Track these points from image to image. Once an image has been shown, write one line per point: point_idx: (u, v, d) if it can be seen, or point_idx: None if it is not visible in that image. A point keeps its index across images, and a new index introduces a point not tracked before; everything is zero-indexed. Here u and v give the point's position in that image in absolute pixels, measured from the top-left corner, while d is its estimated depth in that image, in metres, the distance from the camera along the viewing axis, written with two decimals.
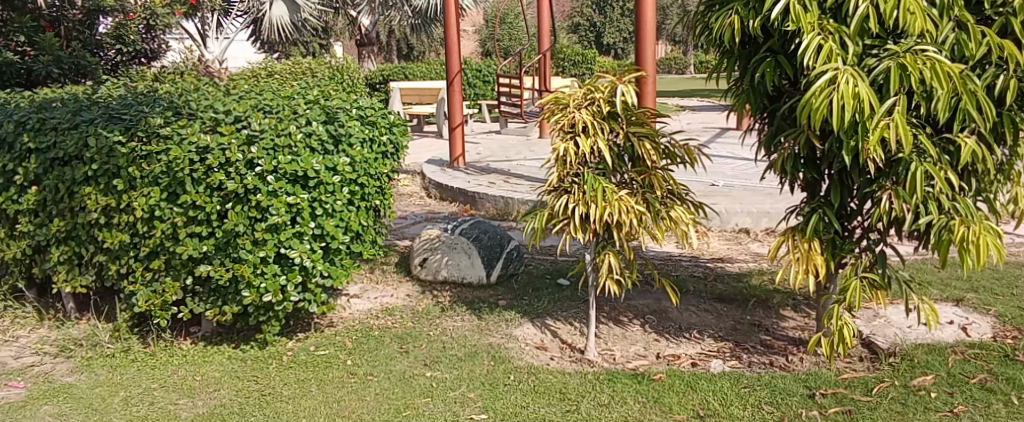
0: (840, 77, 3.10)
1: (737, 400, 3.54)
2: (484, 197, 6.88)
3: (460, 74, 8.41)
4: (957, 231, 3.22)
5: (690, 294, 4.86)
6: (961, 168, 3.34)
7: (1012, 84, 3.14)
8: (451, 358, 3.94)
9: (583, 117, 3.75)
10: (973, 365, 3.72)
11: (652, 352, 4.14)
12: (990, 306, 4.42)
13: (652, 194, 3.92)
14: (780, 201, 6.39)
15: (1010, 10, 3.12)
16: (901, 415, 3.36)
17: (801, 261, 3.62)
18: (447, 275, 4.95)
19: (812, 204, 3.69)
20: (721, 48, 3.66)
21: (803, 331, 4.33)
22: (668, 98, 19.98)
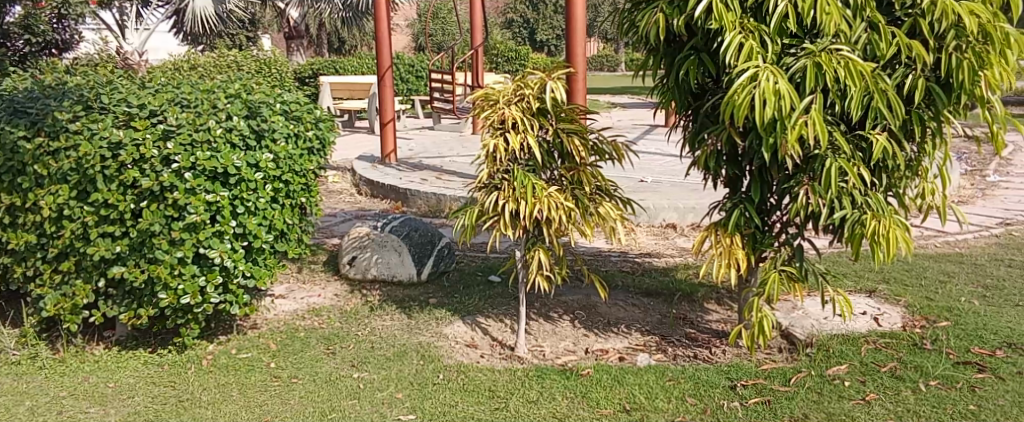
0: (761, 75, 3.17)
1: (662, 393, 3.59)
2: (415, 194, 6.84)
3: (391, 69, 8.32)
4: (869, 225, 3.34)
5: (618, 289, 4.92)
6: (873, 164, 3.46)
7: (920, 83, 3.25)
8: (379, 359, 3.90)
9: (513, 113, 3.75)
10: (884, 354, 3.87)
11: (581, 347, 4.18)
12: (900, 297, 4.60)
13: (581, 190, 3.94)
14: (705, 197, 6.53)
15: (918, 11, 3.22)
16: (817, 404, 3.46)
17: (723, 255, 3.72)
18: (377, 273, 4.89)
19: (734, 199, 3.77)
20: (646, 46, 3.71)
21: (726, 324, 4.43)
22: (600, 95, 20.23)
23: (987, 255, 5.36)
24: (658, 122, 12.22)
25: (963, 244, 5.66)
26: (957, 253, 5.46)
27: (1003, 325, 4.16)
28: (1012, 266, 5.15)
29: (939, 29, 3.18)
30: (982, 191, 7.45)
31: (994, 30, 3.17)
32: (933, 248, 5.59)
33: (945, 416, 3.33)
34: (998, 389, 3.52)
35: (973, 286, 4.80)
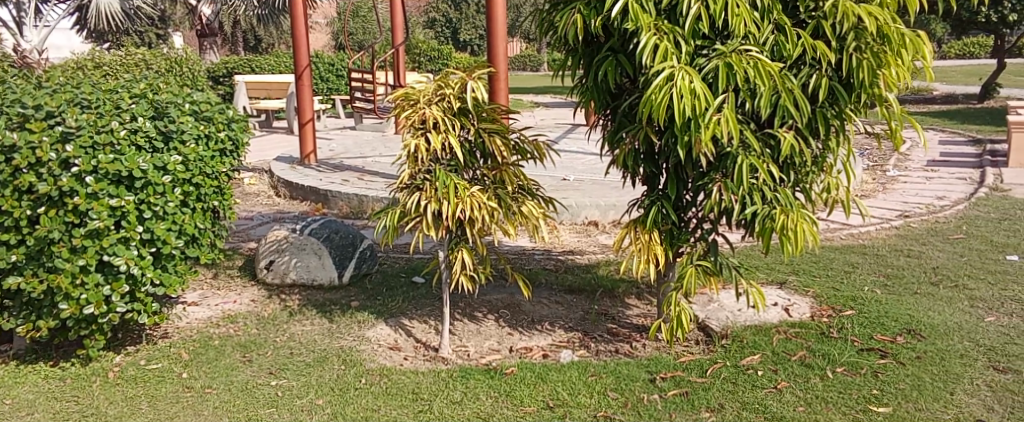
0: (677, 75, 3.24)
1: (584, 389, 3.63)
2: (336, 194, 6.75)
3: (309, 68, 8.18)
4: (778, 219, 3.46)
5: (542, 286, 4.96)
6: (781, 161, 3.58)
7: (824, 83, 3.37)
8: (299, 365, 3.84)
9: (434, 113, 3.73)
10: (794, 343, 4.00)
11: (505, 346, 4.19)
12: (808, 288, 4.76)
13: (503, 190, 3.94)
14: (626, 194, 6.62)
15: (821, 14, 3.34)
16: (732, 394, 3.56)
17: (642, 251, 3.79)
18: (296, 277, 4.80)
19: (652, 196, 3.83)
20: (565, 47, 3.74)
21: (646, 319, 4.51)
22: (523, 94, 20.32)
23: (888, 246, 5.60)
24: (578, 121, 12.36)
25: (867, 236, 5.90)
26: (861, 244, 5.68)
27: (903, 312, 4.34)
28: (911, 256, 5.39)
29: (841, 31, 3.31)
30: (883, 185, 7.78)
31: (892, 32, 3.27)
32: (839, 240, 5.81)
33: (851, 401, 3.46)
34: (900, 374, 3.67)
35: (876, 276, 5.00)
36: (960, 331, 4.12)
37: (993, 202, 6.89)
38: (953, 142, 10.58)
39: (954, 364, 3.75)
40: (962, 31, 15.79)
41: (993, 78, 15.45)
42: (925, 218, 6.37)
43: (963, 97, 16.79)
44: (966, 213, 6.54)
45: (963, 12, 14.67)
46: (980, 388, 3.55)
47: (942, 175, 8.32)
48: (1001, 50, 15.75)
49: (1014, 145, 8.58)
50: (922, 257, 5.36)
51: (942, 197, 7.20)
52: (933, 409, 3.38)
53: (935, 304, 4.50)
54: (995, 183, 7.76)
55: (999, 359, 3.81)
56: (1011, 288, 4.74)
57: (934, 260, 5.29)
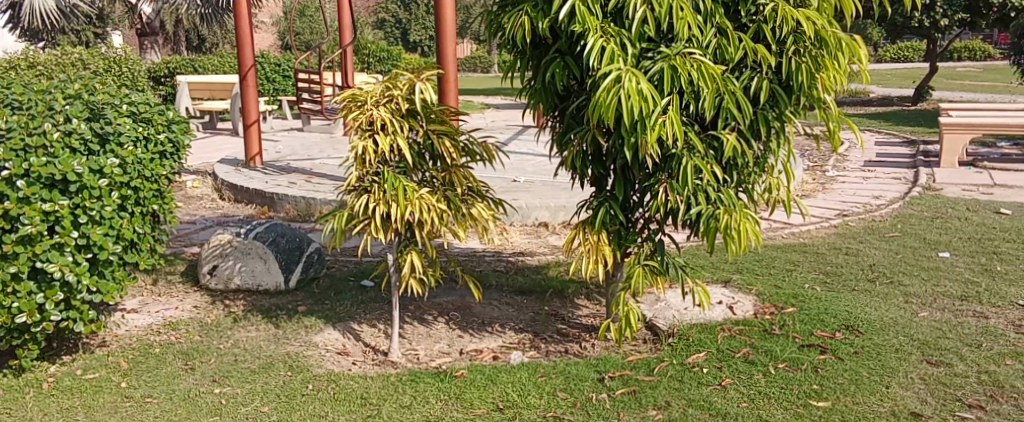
0: (624, 77, 3.26)
1: (534, 390, 3.64)
2: (282, 198, 6.67)
3: (254, 68, 8.06)
4: (722, 219, 3.52)
5: (492, 288, 4.96)
6: (724, 162, 3.63)
7: (764, 85, 3.44)
8: (243, 372, 3.78)
9: (381, 115, 3.67)
10: (738, 340, 4.06)
11: (455, 349, 4.17)
12: (752, 286, 4.84)
13: (452, 191, 3.93)
14: (576, 195, 6.66)
15: (761, 17, 3.40)
16: (678, 392, 3.60)
17: (591, 252, 3.82)
18: (241, 283, 4.72)
19: (600, 197, 3.85)
20: (513, 49, 3.74)
21: (595, 319, 4.53)
22: (473, 95, 20.31)
23: (828, 244, 5.73)
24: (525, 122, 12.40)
25: (807, 234, 6.03)
26: (801, 243, 5.80)
27: (842, 309, 4.45)
28: (849, 253, 5.52)
29: (781, 34, 3.38)
30: (822, 185, 7.96)
31: (830, 36, 3.35)
32: (781, 238, 5.92)
33: (792, 396, 3.53)
34: (839, 369, 3.76)
35: (816, 273, 5.11)
36: (896, 326, 4.23)
37: (925, 201, 7.09)
38: (888, 143, 10.87)
39: (890, 358, 3.85)
40: (896, 35, 16.25)
41: (925, 81, 15.93)
42: (862, 217, 6.54)
43: (898, 99, 17.28)
44: (902, 211, 6.72)
45: (897, 17, 15.10)
46: (914, 381, 3.65)
47: (879, 175, 8.54)
48: (933, 54, 16.25)
49: (945, 147, 8.85)
50: (860, 254, 5.49)
51: (878, 196, 7.39)
52: (870, 403, 3.47)
53: (872, 301, 4.61)
54: (928, 182, 7.99)
55: (932, 353, 3.92)
56: (943, 284, 4.88)
57: (872, 257, 5.42)
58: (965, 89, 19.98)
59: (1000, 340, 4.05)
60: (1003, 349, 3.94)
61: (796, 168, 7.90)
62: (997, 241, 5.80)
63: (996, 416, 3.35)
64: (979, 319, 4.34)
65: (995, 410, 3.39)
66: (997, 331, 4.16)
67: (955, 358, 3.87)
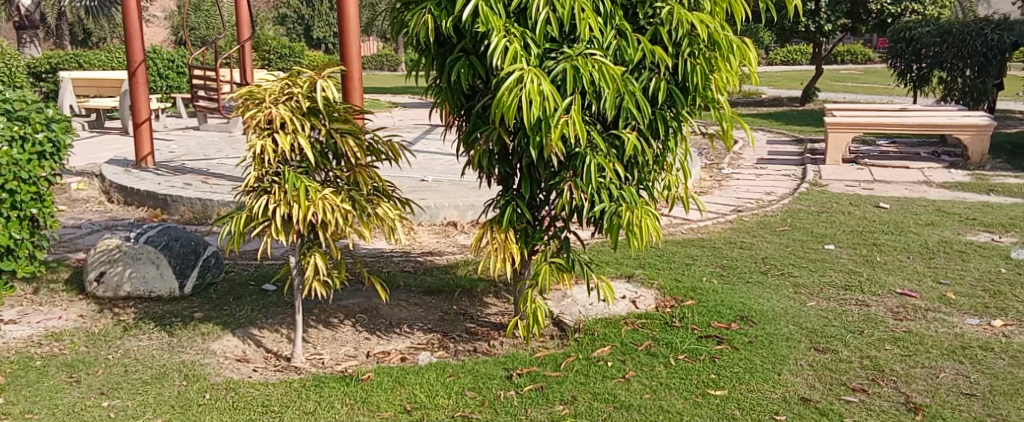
0: (526, 77, 3.24)
1: (442, 390, 3.60)
2: (177, 199, 6.41)
3: (144, 65, 7.75)
4: (624, 216, 3.57)
5: (400, 289, 4.87)
6: (625, 160, 3.67)
7: (662, 86, 3.50)
8: (134, 383, 3.60)
9: (281, 113, 3.53)
10: (641, 334, 4.12)
11: (362, 351, 4.08)
12: (653, 280, 4.93)
13: (357, 192, 3.82)
14: (484, 194, 6.64)
15: (659, 20, 3.46)
16: (584, 386, 3.62)
17: (498, 251, 3.78)
18: (131, 290, 4.50)
19: (507, 196, 3.83)
20: (416, 47, 3.68)
21: (503, 317, 4.52)
22: (377, 94, 20.08)
23: (725, 239, 5.88)
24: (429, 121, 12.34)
25: (705, 229, 6.18)
26: (699, 238, 5.93)
27: (737, 300, 4.57)
28: (743, 247, 5.68)
29: (677, 37, 3.44)
30: (719, 182, 8.18)
31: (722, 38, 3.45)
32: (681, 234, 6.05)
33: (691, 386, 3.60)
34: (735, 358, 3.85)
35: (713, 266, 5.25)
36: (786, 316, 4.36)
37: (814, 197, 7.38)
38: (779, 141, 11.28)
39: (781, 347, 3.98)
40: (785, 39, 16.95)
41: (811, 82, 16.65)
42: (755, 212, 6.75)
43: (787, 100, 18.01)
44: (791, 207, 6.96)
45: (785, 21, 15.75)
46: (803, 367, 3.77)
47: (770, 172, 8.85)
48: (818, 57, 17.00)
49: (831, 145, 9.24)
50: (754, 248, 5.66)
51: (770, 193, 7.64)
52: (764, 390, 3.56)
53: (765, 292, 4.75)
54: (815, 179, 8.33)
55: (819, 341, 4.06)
56: (829, 274, 5.08)
57: (764, 251, 5.60)
58: (848, 90, 21.00)
59: (881, 326, 4.24)
60: (883, 335, 4.12)
61: (693, 166, 8.10)
62: (877, 233, 6.08)
63: (877, 399, 3.49)
64: (862, 307, 4.53)
65: (876, 392, 3.54)
66: (878, 318, 4.35)
67: (840, 344, 4.02)
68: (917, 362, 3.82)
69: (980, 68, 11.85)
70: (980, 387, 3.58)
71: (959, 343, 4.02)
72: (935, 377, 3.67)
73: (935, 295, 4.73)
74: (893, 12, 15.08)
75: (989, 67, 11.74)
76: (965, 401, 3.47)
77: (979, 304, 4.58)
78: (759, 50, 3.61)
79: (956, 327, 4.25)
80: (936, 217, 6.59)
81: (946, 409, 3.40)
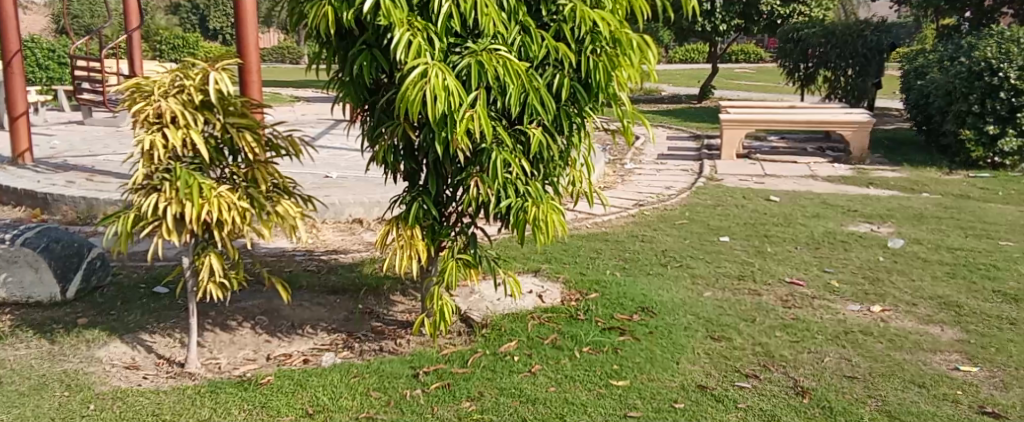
0: (430, 71, 3.18)
1: (346, 391, 3.50)
2: (58, 198, 6.06)
3: (20, 54, 7.31)
4: (530, 211, 3.56)
5: (302, 288, 4.73)
6: (531, 156, 3.65)
7: (566, 83, 3.50)
8: (11, 395, 3.38)
9: (171, 107, 3.35)
10: (547, 327, 4.13)
11: (262, 354, 3.93)
12: (559, 275, 4.94)
13: (255, 189, 3.66)
14: (389, 190, 6.53)
15: (562, 17, 3.45)
16: (491, 382, 3.59)
17: (404, 248, 3.72)
18: (6, 295, 4.24)
19: (413, 192, 3.76)
20: (317, 39, 3.56)
21: (409, 315, 4.44)
22: (278, 87, 19.58)
23: (627, 233, 5.96)
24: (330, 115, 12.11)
25: (609, 224, 6.24)
26: (603, 232, 5.99)
27: (639, 291, 4.63)
28: (644, 240, 5.77)
29: (580, 34, 3.45)
30: (622, 177, 8.30)
31: (623, 36, 3.48)
32: (585, 228, 6.09)
33: (595, 377, 3.62)
34: (636, 348, 3.90)
35: (616, 260, 5.31)
36: (685, 306, 4.44)
37: (710, 191, 7.56)
38: (678, 137, 11.55)
39: (680, 336, 4.04)
40: (682, 37, 17.42)
41: (707, 80, 17.13)
42: (656, 206, 6.87)
43: (683, 97, 18.49)
44: (689, 201, 7.11)
45: (682, 20, 16.16)
46: (700, 355, 3.85)
47: (670, 167, 9.03)
48: (713, 55, 17.52)
49: (727, 141, 9.51)
50: (655, 241, 5.75)
51: (670, 187, 7.79)
52: (663, 379, 3.61)
53: (666, 284, 4.83)
54: (712, 174, 8.55)
55: (714, 329, 4.15)
56: (724, 265, 5.21)
57: (664, 243, 5.69)
58: (741, 88, 21.75)
59: (771, 314, 4.36)
60: (774, 322, 4.24)
61: (596, 161, 8.18)
62: (768, 225, 6.27)
63: (768, 385, 3.58)
64: (754, 296, 4.66)
65: (767, 378, 3.63)
66: (769, 307, 4.48)
67: (734, 332, 4.12)
68: (804, 348, 3.95)
69: (861, 68, 12.47)
70: (861, 370, 3.72)
71: (842, 329, 4.18)
72: (820, 362, 3.80)
73: (820, 283, 4.90)
74: (782, 13, 15.68)
75: (869, 67, 12.41)
76: (848, 383, 3.59)
77: (860, 291, 4.77)
78: (658, 49, 3.67)
79: (839, 313, 4.42)
80: (821, 209, 6.85)
81: (831, 392, 3.52)
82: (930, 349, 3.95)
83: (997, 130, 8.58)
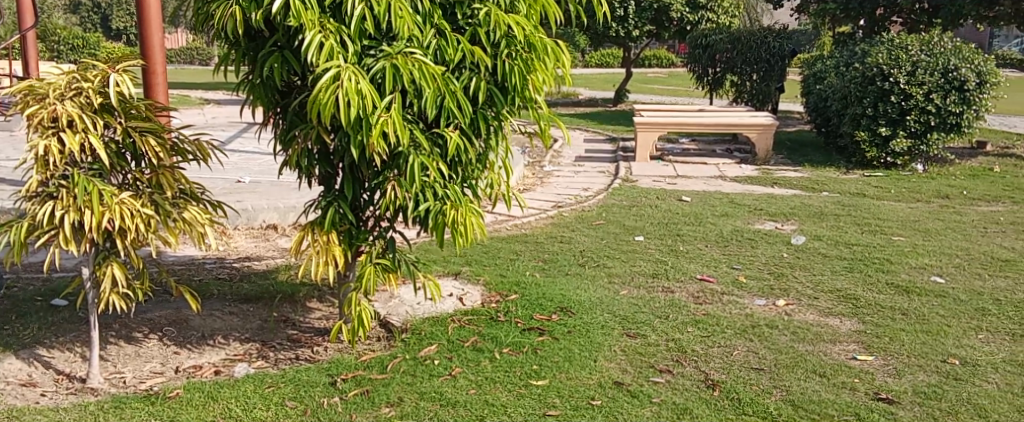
0: (343, 75, 3.11)
1: (260, 402, 3.40)
2: None
3: None
4: (449, 214, 3.53)
5: (213, 298, 4.57)
6: (449, 159, 3.62)
7: (483, 86, 3.48)
8: None
9: (68, 110, 3.20)
10: (467, 330, 4.11)
11: (170, 367, 3.79)
12: (479, 277, 4.93)
13: (161, 195, 3.52)
14: (305, 195, 6.40)
15: (477, 21, 3.43)
16: (410, 386, 3.55)
17: (320, 253, 3.62)
18: None
19: (328, 197, 3.68)
20: (225, 40, 3.45)
21: (327, 321, 4.35)
22: (188, 90, 19.00)
23: (545, 234, 5.99)
24: (241, 119, 11.81)
25: (528, 225, 6.26)
26: (522, 234, 6.01)
27: (558, 292, 4.66)
28: (562, 241, 5.80)
29: (494, 38, 3.45)
30: (540, 179, 8.34)
31: (537, 41, 3.49)
32: (505, 230, 6.10)
33: (514, 378, 3.61)
34: (555, 348, 3.91)
35: (535, 261, 5.32)
36: (601, 305, 4.49)
37: (626, 192, 7.67)
38: (594, 139, 11.69)
39: (597, 334, 4.08)
40: (597, 42, 17.65)
41: (622, 83, 17.41)
42: (574, 207, 6.93)
43: (600, 100, 18.74)
44: (605, 202, 7.20)
45: (596, 25, 16.39)
46: (616, 353, 3.89)
47: (587, 169, 9.12)
48: (627, 59, 17.82)
49: (642, 143, 9.68)
50: (572, 242, 5.78)
51: (587, 189, 7.87)
52: (580, 376, 3.63)
53: (583, 283, 4.87)
54: (627, 175, 8.68)
55: (630, 327, 4.20)
56: (639, 264, 5.28)
57: (582, 244, 5.73)
58: (655, 92, 22.18)
59: (683, 311, 4.44)
60: (686, 318, 4.32)
61: (515, 163, 8.21)
62: (681, 224, 6.40)
63: (682, 379, 3.64)
64: (667, 294, 4.74)
65: (680, 372, 3.70)
66: (681, 303, 4.56)
67: (649, 329, 4.18)
68: (714, 342, 4.03)
69: (764, 73, 12.85)
70: (767, 362, 3.82)
71: (750, 323, 4.28)
72: (729, 355, 3.88)
73: (729, 279, 5.02)
74: (691, 19, 16.05)
75: (772, 71, 12.78)
76: (755, 375, 3.68)
77: (766, 286, 4.91)
78: (572, 52, 3.69)
79: (747, 308, 4.53)
80: (730, 208, 7.02)
81: (739, 384, 3.60)
82: (830, 340, 4.09)
83: (889, 132, 8.97)
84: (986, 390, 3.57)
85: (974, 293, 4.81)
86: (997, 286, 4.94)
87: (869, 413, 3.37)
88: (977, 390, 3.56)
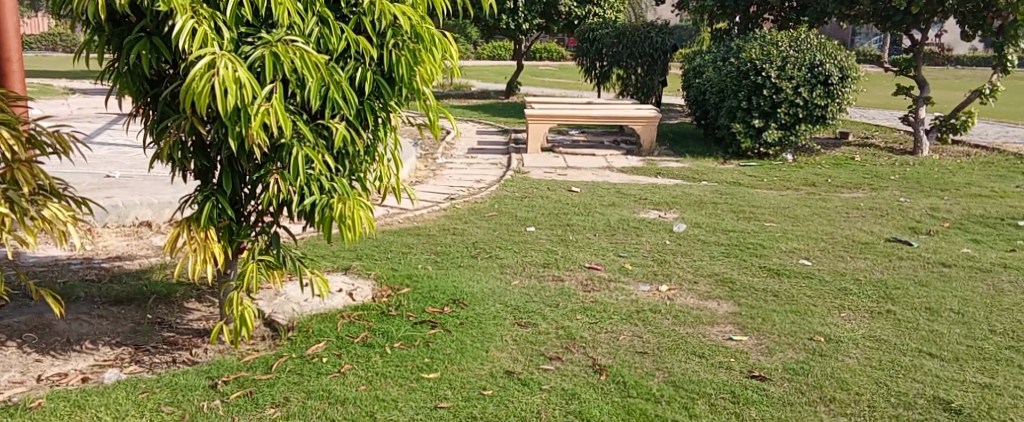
0: (219, 62, 2.97)
1: (132, 409, 3.23)
2: None
3: None
4: (335, 208, 3.43)
5: (80, 301, 4.31)
6: (335, 151, 3.52)
7: (368, 76, 3.39)
8: None
9: None
10: (357, 325, 4.01)
11: (31, 376, 3.54)
12: (369, 271, 4.83)
13: (17, 191, 3.26)
14: (181, 190, 6.12)
15: (361, 9, 3.34)
16: (297, 386, 3.43)
17: (198, 251, 3.45)
18: None
19: (205, 192, 3.51)
20: (86, 25, 3.22)
21: (207, 322, 4.17)
22: (54, 79, 17.88)
23: (437, 226, 5.94)
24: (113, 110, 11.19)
25: (419, 218, 6.19)
26: (414, 226, 5.93)
27: (449, 283, 4.62)
28: (455, 233, 5.76)
29: (379, 28, 3.37)
30: (432, 171, 8.27)
31: (424, 31, 3.43)
32: (395, 223, 6.01)
33: (406, 372, 3.55)
34: (447, 340, 3.87)
35: (426, 253, 5.26)
36: (493, 296, 4.47)
37: (517, 183, 7.70)
38: (485, 131, 11.70)
39: (489, 325, 4.06)
40: (488, 33, 17.64)
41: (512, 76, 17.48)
42: (466, 199, 6.90)
43: (492, 92, 18.76)
44: (497, 193, 7.19)
45: (485, 17, 16.38)
46: (507, 342, 3.88)
47: (478, 161, 9.11)
48: (518, 52, 17.91)
49: (532, 134, 9.74)
50: (465, 234, 5.75)
51: (478, 180, 7.86)
52: (472, 368, 3.61)
53: (474, 275, 4.85)
54: (518, 167, 8.72)
55: (521, 316, 4.21)
56: (530, 254, 5.30)
57: (474, 236, 5.71)
58: (545, 85, 22.41)
59: (572, 298, 4.48)
60: (574, 306, 4.36)
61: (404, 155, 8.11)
62: (570, 214, 6.46)
63: (572, 366, 3.67)
64: (557, 282, 4.78)
65: (568, 359, 3.72)
66: (570, 291, 4.60)
67: (539, 318, 4.19)
68: (601, 328, 4.09)
69: (647, 67, 13.04)
70: (651, 345, 3.90)
71: (636, 308, 4.36)
72: (615, 340, 3.94)
73: (616, 266, 5.11)
74: (579, 14, 16.26)
75: (655, 66, 12.92)
76: (639, 358, 3.75)
77: (650, 272, 5.02)
78: (459, 44, 3.65)
79: (632, 294, 4.61)
80: (617, 198, 7.15)
81: (625, 367, 3.65)
82: (709, 322, 4.21)
83: (762, 123, 9.35)
84: (847, 364, 3.75)
85: (838, 274, 5.06)
86: (859, 267, 5.22)
87: (743, 390, 3.48)
88: (839, 365, 3.73)
